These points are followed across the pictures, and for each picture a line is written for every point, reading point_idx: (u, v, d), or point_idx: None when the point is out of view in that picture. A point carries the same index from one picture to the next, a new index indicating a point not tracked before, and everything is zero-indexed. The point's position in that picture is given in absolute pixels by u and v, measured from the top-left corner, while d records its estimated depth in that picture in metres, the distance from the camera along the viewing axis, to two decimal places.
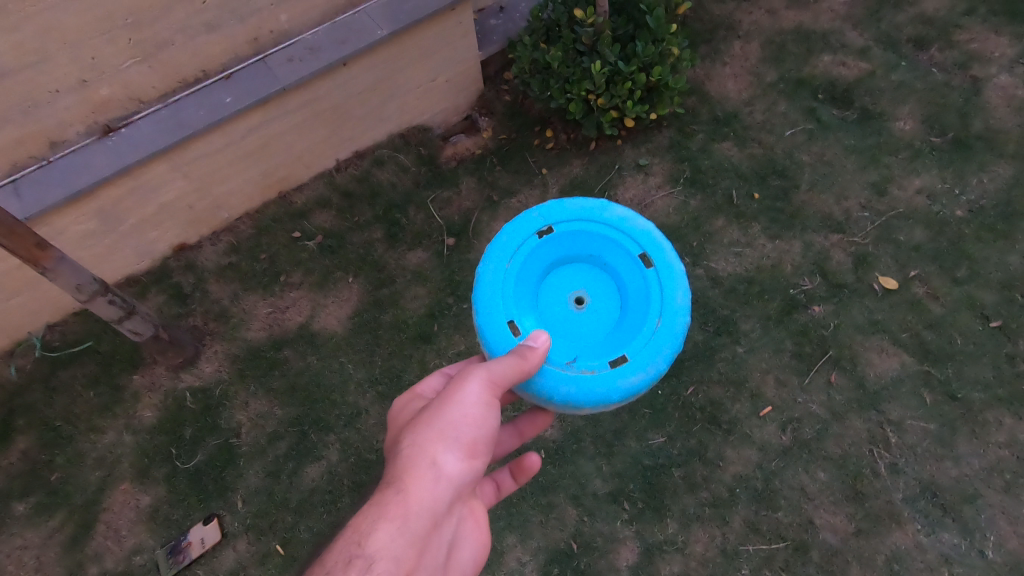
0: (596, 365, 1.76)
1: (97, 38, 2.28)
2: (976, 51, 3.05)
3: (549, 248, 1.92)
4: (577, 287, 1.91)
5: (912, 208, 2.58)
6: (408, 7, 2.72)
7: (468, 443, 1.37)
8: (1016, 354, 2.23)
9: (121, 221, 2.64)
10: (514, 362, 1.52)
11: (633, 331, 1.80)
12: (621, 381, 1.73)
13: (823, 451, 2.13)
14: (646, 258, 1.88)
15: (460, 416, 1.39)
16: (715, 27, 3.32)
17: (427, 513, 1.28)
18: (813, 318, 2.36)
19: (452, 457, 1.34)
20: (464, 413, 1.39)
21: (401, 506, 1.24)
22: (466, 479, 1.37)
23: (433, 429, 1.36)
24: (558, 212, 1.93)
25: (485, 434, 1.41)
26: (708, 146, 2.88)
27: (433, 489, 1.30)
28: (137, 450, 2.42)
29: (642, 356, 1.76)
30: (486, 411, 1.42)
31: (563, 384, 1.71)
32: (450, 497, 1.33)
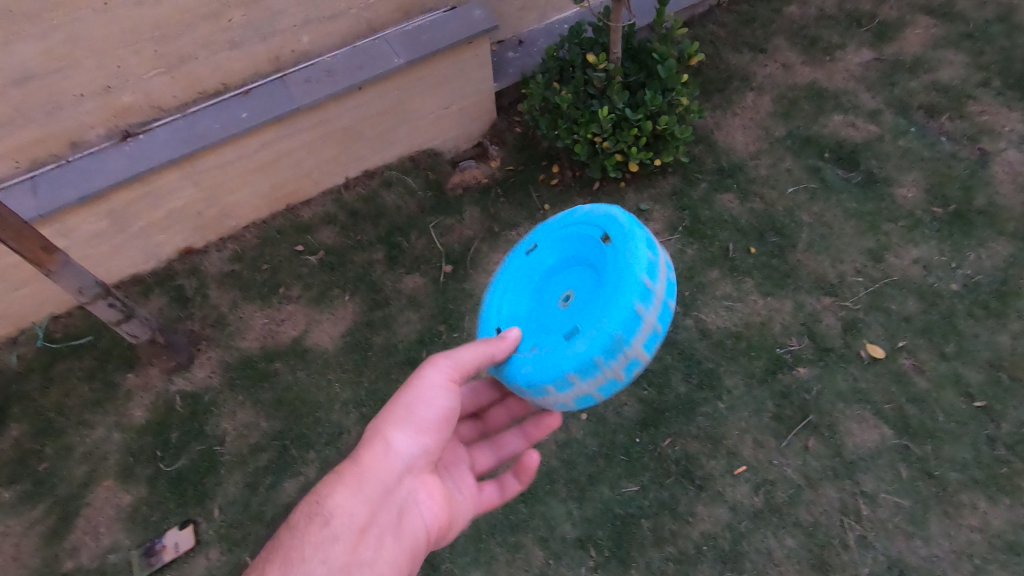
0: (552, 343, 1.66)
1: (123, 49, 2.38)
2: (986, 123, 3.07)
3: (539, 259, 1.91)
4: (566, 285, 1.84)
5: (907, 278, 2.59)
6: (425, 39, 2.82)
7: (417, 422, 1.55)
8: (997, 437, 2.23)
9: (131, 223, 2.72)
10: (476, 348, 1.64)
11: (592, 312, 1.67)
12: (568, 356, 1.61)
13: (793, 516, 2.14)
14: (603, 236, 1.73)
15: (413, 400, 1.57)
16: (730, 76, 3.37)
17: (378, 480, 1.48)
18: (796, 380, 2.38)
19: (403, 434, 1.53)
20: (416, 397, 1.57)
21: (355, 475, 1.47)
22: (417, 453, 1.55)
23: (390, 412, 1.56)
24: (542, 228, 1.96)
25: (437, 415, 1.58)
26: (710, 197, 2.91)
27: (384, 460, 1.50)
28: (123, 448, 2.48)
29: (590, 325, 1.61)
30: (439, 394, 1.58)
31: (522, 365, 1.67)
32: (404, 468, 1.52)
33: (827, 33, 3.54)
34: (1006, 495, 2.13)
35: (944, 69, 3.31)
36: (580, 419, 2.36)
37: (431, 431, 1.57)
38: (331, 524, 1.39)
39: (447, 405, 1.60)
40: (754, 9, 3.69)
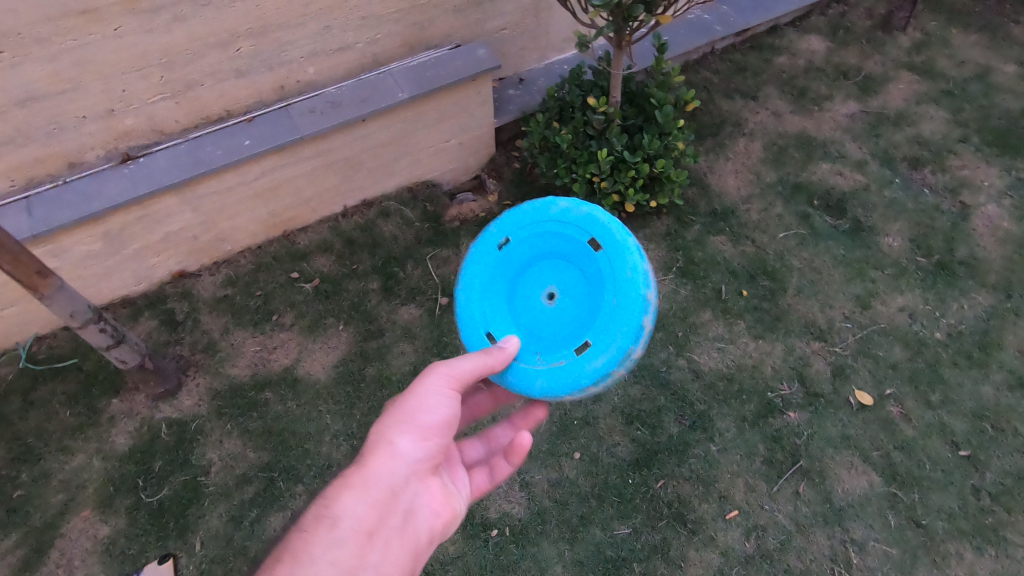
0: (563, 355, 1.74)
1: (130, 74, 2.40)
2: (966, 178, 3.19)
3: (512, 255, 1.87)
4: (546, 281, 1.84)
5: (893, 325, 2.66)
6: (430, 75, 2.88)
7: (418, 425, 1.51)
8: (982, 487, 2.27)
9: (126, 245, 2.70)
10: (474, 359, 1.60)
11: (596, 314, 1.73)
12: (586, 367, 1.68)
13: (784, 563, 2.14)
14: (591, 242, 1.80)
15: (416, 405, 1.52)
16: (723, 122, 3.48)
17: (384, 482, 1.43)
18: (786, 425, 2.41)
19: (405, 435, 1.49)
20: (418, 402, 1.53)
21: (362, 479, 1.41)
22: (421, 456, 1.51)
23: (393, 417, 1.51)
24: (514, 220, 1.89)
25: (440, 421, 1.53)
26: (703, 239, 2.98)
27: (390, 464, 1.45)
28: (103, 476, 2.41)
29: (604, 337, 1.69)
30: (439, 399, 1.54)
31: (535, 378, 1.72)
32: (403, 472, 1.47)
33: (816, 84, 3.68)
34: (991, 546, 2.16)
35: (926, 124, 3.45)
36: (572, 458, 2.36)
37: (434, 435, 1.53)
38: (338, 527, 1.33)
39: (449, 409, 1.56)
40: (746, 58, 3.83)
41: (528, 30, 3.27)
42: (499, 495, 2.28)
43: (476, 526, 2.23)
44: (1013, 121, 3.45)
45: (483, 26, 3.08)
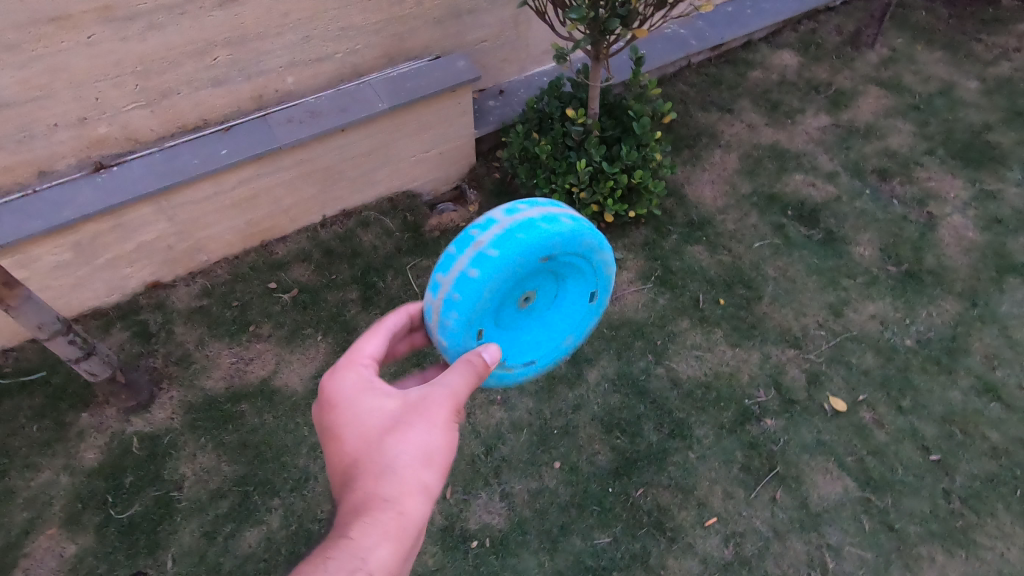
0: (515, 363, 1.85)
1: (104, 82, 2.36)
2: (933, 189, 3.30)
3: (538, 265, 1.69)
4: (531, 289, 1.73)
5: (865, 332, 2.72)
6: (410, 86, 2.89)
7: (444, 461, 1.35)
8: (952, 490, 2.32)
9: (97, 255, 2.64)
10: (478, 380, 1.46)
11: (550, 337, 1.93)
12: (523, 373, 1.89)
13: (762, 569, 2.15)
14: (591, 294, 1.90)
15: (445, 440, 1.34)
16: (699, 134, 3.55)
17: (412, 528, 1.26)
18: (763, 431, 2.44)
19: (433, 473, 1.31)
20: (446, 437, 1.34)
21: (395, 529, 1.23)
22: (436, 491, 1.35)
23: (425, 454, 1.30)
24: (569, 243, 1.66)
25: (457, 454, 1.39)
26: (680, 248, 3.02)
27: (420, 508, 1.28)
28: (71, 493, 2.34)
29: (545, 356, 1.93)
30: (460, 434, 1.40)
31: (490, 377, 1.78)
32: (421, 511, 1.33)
33: (788, 98, 3.78)
34: (961, 548, 2.20)
35: (894, 137, 3.56)
36: (552, 468, 2.36)
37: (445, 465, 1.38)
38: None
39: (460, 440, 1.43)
40: (721, 72, 3.92)
41: (507, 42, 3.31)
42: (479, 506, 2.27)
43: (456, 538, 2.21)
44: (976, 134, 3.57)
45: (462, 38, 3.11)
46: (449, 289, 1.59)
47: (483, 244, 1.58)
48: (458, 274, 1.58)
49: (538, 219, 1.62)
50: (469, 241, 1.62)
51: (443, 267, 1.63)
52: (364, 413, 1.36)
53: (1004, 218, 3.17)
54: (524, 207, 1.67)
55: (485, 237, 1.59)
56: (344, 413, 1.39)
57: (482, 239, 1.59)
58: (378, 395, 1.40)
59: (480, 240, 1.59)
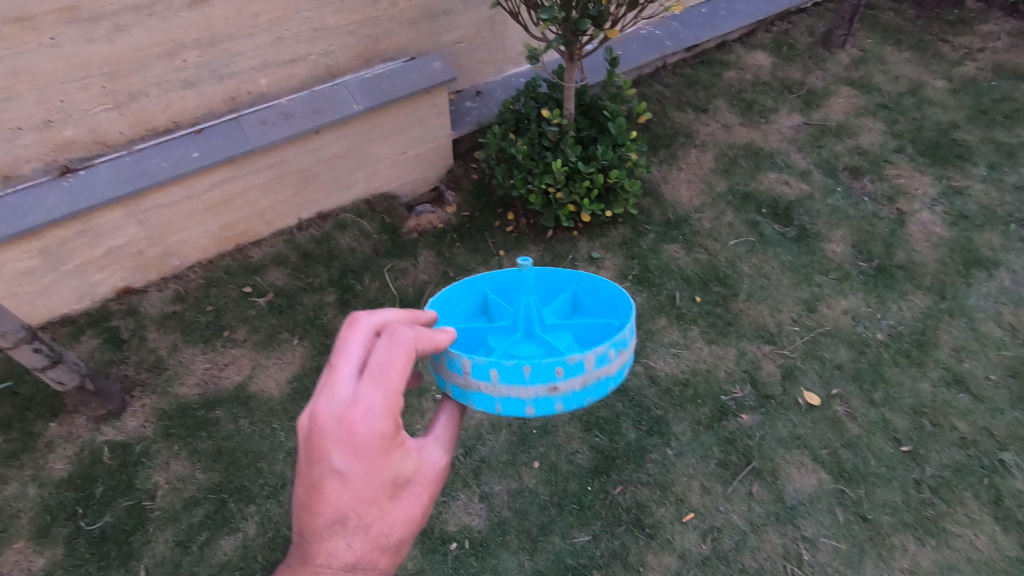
0: None
1: (69, 84, 2.32)
2: (902, 186, 3.37)
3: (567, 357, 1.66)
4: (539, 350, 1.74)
5: (838, 327, 2.77)
6: (385, 87, 2.88)
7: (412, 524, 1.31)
8: (923, 480, 2.36)
9: (65, 261, 2.59)
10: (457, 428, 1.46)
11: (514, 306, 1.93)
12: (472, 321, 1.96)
13: (740, 563, 2.17)
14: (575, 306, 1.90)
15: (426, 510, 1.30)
16: (675, 134, 3.58)
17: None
18: (739, 426, 2.47)
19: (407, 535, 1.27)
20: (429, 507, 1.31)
21: None
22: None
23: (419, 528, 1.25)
24: None
25: None
26: (658, 247, 3.04)
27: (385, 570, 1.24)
28: (39, 505, 2.28)
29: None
30: None
31: None
32: None
33: (762, 98, 3.83)
34: (933, 537, 2.24)
35: (864, 135, 3.63)
36: (532, 467, 2.36)
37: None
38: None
39: None
40: (696, 73, 3.96)
41: (483, 44, 3.31)
42: (458, 508, 2.27)
43: (436, 540, 2.20)
44: (943, 132, 3.66)
45: (438, 39, 3.10)
46: (494, 403, 1.45)
47: (557, 394, 1.44)
48: (513, 399, 1.44)
49: (616, 379, 1.52)
50: (549, 377, 1.42)
51: (505, 375, 1.41)
52: (381, 474, 1.12)
53: (970, 214, 3.25)
54: (615, 351, 1.48)
55: (564, 387, 1.44)
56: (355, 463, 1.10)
57: (560, 385, 1.44)
58: (398, 452, 1.15)
59: (558, 384, 1.43)
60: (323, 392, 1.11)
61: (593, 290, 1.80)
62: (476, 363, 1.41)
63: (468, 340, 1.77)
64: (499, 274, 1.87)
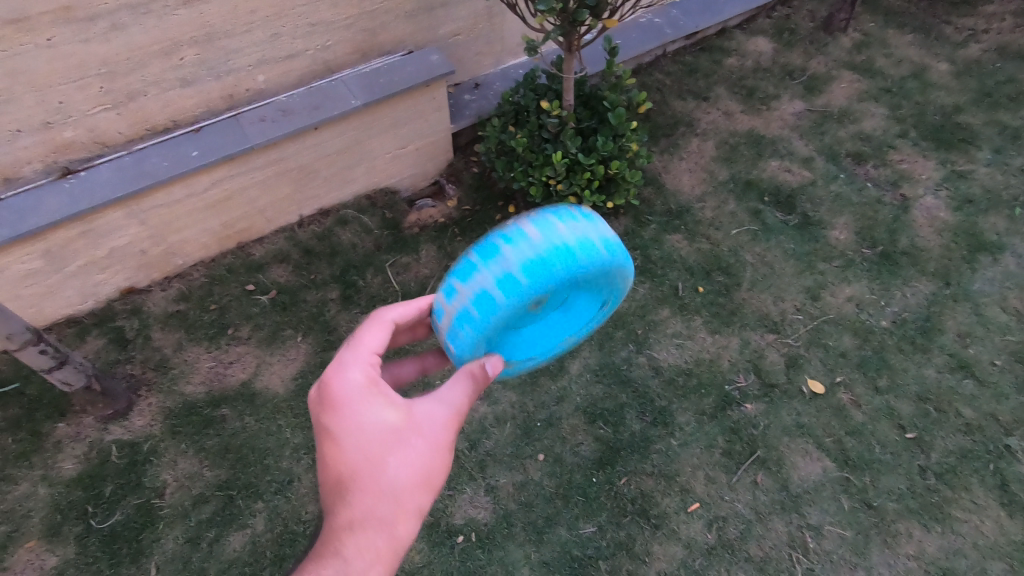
0: (515, 361, 1.86)
1: (67, 85, 2.31)
2: (905, 171, 3.34)
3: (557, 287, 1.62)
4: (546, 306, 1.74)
5: (842, 315, 2.76)
6: (383, 82, 2.86)
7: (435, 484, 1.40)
8: (928, 467, 2.36)
9: (69, 262, 2.60)
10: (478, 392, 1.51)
11: (554, 335, 1.94)
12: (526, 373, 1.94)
13: (745, 551, 2.18)
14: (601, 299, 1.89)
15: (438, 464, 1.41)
16: (676, 122, 3.55)
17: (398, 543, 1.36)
18: (743, 416, 2.47)
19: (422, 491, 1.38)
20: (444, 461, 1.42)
21: (387, 549, 1.30)
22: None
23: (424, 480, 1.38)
24: (583, 263, 1.62)
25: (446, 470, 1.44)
26: (660, 237, 3.03)
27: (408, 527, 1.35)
28: (50, 504, 2.30)
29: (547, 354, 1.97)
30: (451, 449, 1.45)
31: None
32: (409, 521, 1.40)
33: (763, 84, 3.80)
34: (938, 523, 2.24)
35: (867, 120, 3.60)
36: (537, 460, 2.37)
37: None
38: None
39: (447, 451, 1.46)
40: (697, 60, 3.93)
41: (481, 35, 3.28)
42: (464, 501, 2.28)
43: (442, 533, 2.21)
44: (947, 116, 3.62)
45: (435, 31, 3.08)
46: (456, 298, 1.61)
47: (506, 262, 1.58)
48: (478, 291, 1.58)
49: (577, 247, 1.60)
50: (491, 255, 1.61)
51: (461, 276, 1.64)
52: (360, 428, 1.36)
53: (975, 198, 3.22)
54: (558, 220, 1.65)
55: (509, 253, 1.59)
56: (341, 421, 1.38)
57: (503, 254, 1.58)
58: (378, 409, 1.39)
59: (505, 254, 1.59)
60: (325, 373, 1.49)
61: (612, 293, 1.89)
62: (445, 287, 1.65)
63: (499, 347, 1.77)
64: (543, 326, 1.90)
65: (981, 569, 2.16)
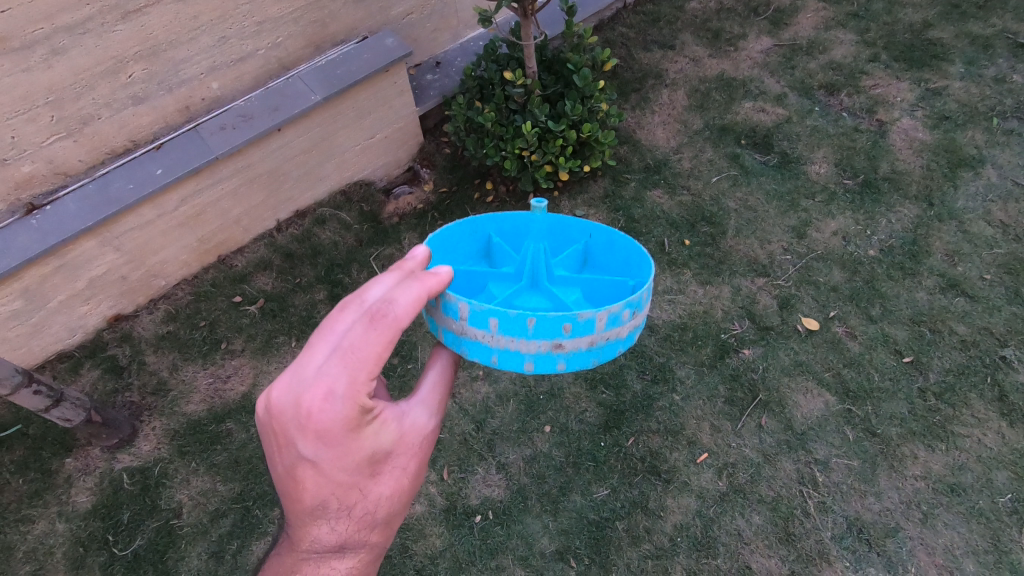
0: None
1: (15, 119, 2.24)
2: (880, 96, 3.29)
3: None
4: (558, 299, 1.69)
5: (829, 250, 2.76)
6: (340, 72, 2.78)
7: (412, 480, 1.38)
8: (927, 388, 2.39)
9: (49, 298, 2.57)
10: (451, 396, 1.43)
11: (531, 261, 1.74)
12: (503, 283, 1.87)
13: (757, 493, 2.22)
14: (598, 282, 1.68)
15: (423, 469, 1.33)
16: (645, 75, 3.48)
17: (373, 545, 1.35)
18: (742, 361, 2.49)
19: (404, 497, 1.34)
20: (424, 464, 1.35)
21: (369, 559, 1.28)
22: None
23: (412, 493, 1.28)
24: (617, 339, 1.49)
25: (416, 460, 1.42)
26: (641, 195, 3.00)
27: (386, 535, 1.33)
28: (70, 538, 2.32)
29: None
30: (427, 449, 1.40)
31: None
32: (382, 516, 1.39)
33: (729, 25, 3.72)
34: (942, 441, 2.28)
35: (837, 49, 3.53)
36: (543, 432, 2.39)
37: None
38: None
39: None
40: (658, 9, 3.83)
41: (435, 11, 3.19)
42: (477, 481, 2.30)
43: (460, 515, 2.24)
44: (917, 34, 3.55)
45: (387, 13, 2.99)
46: (491, 354, 1.38)
47: (561, 352, 1.36)
48: (511, 352, 1.36)
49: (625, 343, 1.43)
50: (554, 333, 1.32)
51: (507, 328, 1.32)
52: (357, 456, 1.12)
53: (951, 114, 3.18)
54: (629, 311, 1.36)
55: (571, 345, 1.35)
56: (324, 452, 1.09)
57: (566, 343, 1.34)
58: (370, 432, 1.13)
59: (564, 341, 1.34)
60: (316, 398, 1.06)
61: (610, 245, 1.68)
62: (476, 310, 1.33)
63: (468, 282, 1.71)
64: (506, 215, 1.74)
65: (987, 480, 2.21)
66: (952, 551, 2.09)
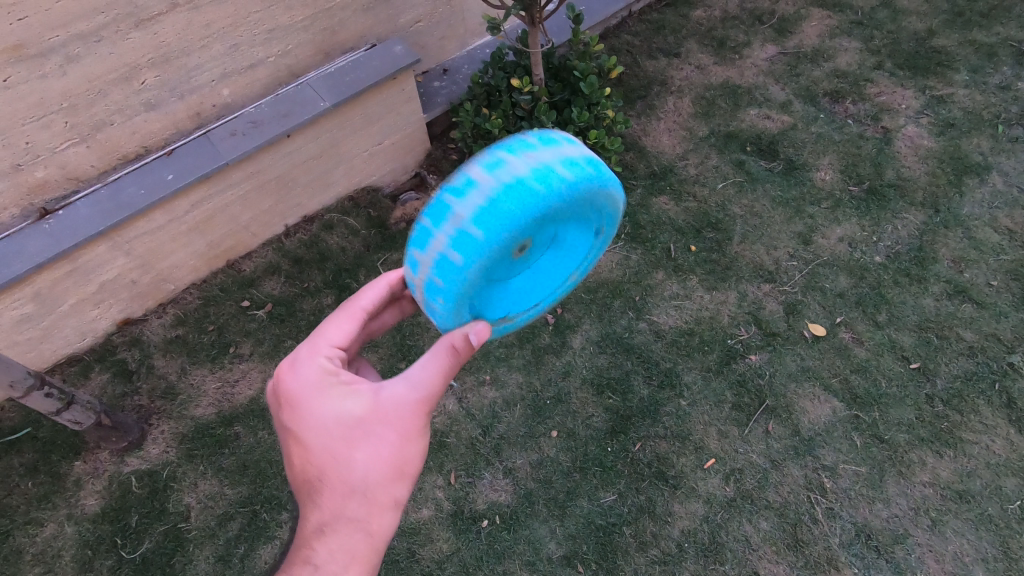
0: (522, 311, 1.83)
1: (30, 125, 2.27)
2: (884, 103, 3.31)
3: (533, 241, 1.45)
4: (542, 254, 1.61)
5: (835, 256, 2.76)
6: (349, 79, 2.81)
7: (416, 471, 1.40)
8: (934, 394, 2.39)
9: (60, 302, 2.59)
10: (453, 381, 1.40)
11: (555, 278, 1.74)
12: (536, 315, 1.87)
13: (764, 499, 2.22)
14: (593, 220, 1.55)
15: (410, 449, 1.37)
16: (650, 82, 3.50)
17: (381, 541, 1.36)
18: (748, 367, 2.49)
19: (402, 486, 1.37)
20: (414, 445, 1.37)
21: (361, 544, 1.31)
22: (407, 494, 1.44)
23: (389, 468, 1.34)
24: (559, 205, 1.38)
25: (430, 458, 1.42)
26: (647, 201, 3.01)
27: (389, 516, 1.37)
28: (79, 541, 2.34)
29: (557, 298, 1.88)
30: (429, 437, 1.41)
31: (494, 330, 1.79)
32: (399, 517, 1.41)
33: (733, 33, 3.74)
34: (950, 447, 2.28)
35: (841, 57, 3.55)
36: (550, 437, 2.39)
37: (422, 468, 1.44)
38: None
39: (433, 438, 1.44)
40: (663, 17, 3.86)
41: (442, 19, 3.22)
42: (484, 486, 2.31)
43: (467, 520, 2.24)
44: (921, 41, 3.57)
45: (396, 21, 3.03)
46: (429, 283, 1.38)
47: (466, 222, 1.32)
48: (437, 257, 1.35)
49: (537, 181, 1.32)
50: (446, 213, 1.34)
51: (419, 242, 1.39)
52: (322, 420, 1.35)
53: (956, 121, 3.20)
54: (512, 155, 1.36)
55: (468, 211, 1.32)
56: (298, 417, 1.37)
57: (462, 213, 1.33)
58: (334, 397, 1.38)
59: (460, 212, 1.32)
60: (293, 375, 1.43)
61: None
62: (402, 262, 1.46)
63: None
64: None
65: (996, 487, 2.20)
66: (962, 558, 2.09)
